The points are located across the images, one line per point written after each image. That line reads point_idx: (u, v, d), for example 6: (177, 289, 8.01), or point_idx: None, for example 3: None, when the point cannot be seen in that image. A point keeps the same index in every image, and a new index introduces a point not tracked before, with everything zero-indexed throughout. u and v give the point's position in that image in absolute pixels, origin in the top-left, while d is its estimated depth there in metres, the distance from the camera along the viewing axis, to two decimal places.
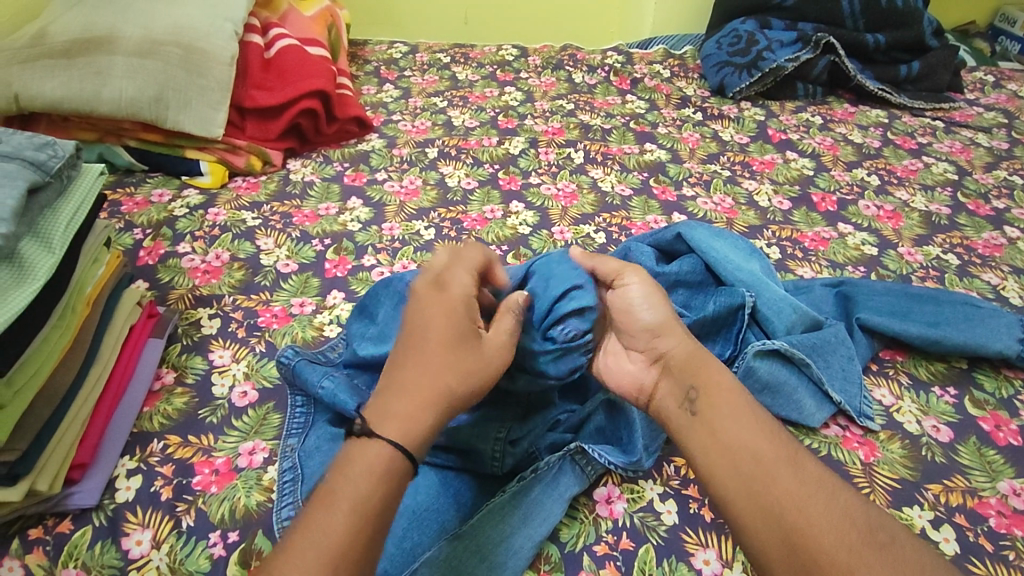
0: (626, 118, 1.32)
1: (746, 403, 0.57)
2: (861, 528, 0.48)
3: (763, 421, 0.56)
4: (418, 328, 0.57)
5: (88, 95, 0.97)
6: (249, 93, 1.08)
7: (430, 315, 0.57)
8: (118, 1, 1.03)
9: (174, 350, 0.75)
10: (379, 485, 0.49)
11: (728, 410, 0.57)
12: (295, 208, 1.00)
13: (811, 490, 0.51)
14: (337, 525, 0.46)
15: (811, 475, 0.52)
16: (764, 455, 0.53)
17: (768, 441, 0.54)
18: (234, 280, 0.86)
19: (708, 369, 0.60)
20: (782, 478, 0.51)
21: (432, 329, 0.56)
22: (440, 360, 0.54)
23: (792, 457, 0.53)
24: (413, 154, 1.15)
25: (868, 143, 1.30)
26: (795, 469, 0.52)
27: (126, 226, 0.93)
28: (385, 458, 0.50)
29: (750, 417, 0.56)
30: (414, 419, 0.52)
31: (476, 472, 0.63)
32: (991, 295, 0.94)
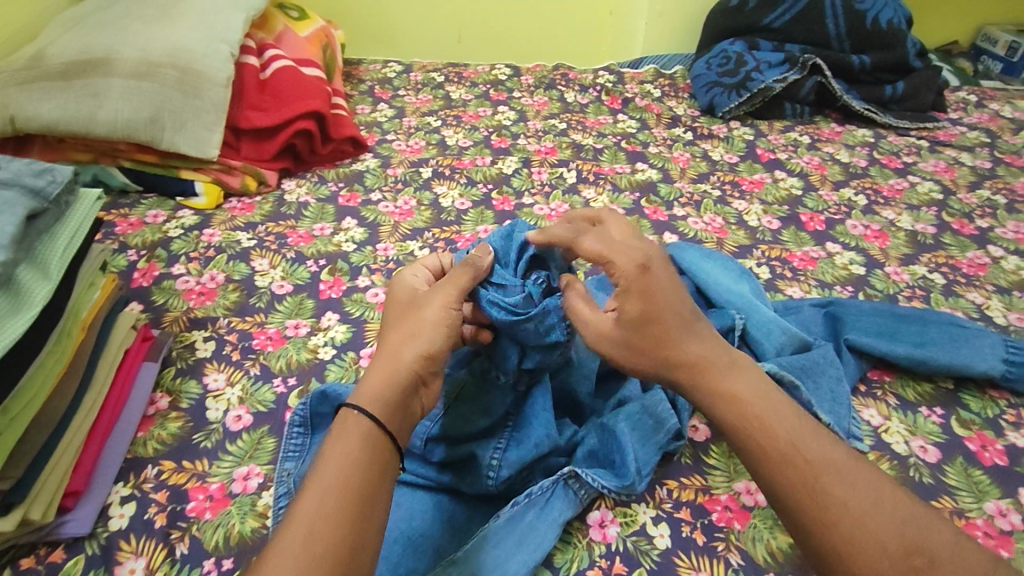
0: (618, 137, 1.34)
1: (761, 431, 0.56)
2: (894, 556, 0.48)
3: (779, 443, 0.55)
4: (384, 320, 0.64)
5: (84, 116, 0.97)
6: (245, 114, 1.08)
7: (392, 309, 0.65)
8: (116, 23, 1.04)
9: (169, 374, 0.75)
10: (341, 454, 0.52)
11: (740, 442, 0.56)
12: (290, 229, 1.00)
13: (837, 519, 0.50)
14: (312, 500, 0.49)
15: (836, 502, 0.51)
16: (784, 489, 0.53)
17: (783, 470, 0.53)
18: (229, 302, 0.86)
19: (709, 391, 0.59)
20: (805, 513, 0.51)
21: (387, 323, 0.64)
22: (397, 338, 0.60)
23: (813, 487, 0.52)
24: (407, 174, 1.16)
25: (855, 162, 1.32)
26: (818, 497, 0.51)
27: (120, 247, 0.93)
28: (345, 428, 0.54)
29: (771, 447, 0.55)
30: (381, 392, 0.56)
31: (471, 498, 0.65)
32: (976, 314, 0.96)
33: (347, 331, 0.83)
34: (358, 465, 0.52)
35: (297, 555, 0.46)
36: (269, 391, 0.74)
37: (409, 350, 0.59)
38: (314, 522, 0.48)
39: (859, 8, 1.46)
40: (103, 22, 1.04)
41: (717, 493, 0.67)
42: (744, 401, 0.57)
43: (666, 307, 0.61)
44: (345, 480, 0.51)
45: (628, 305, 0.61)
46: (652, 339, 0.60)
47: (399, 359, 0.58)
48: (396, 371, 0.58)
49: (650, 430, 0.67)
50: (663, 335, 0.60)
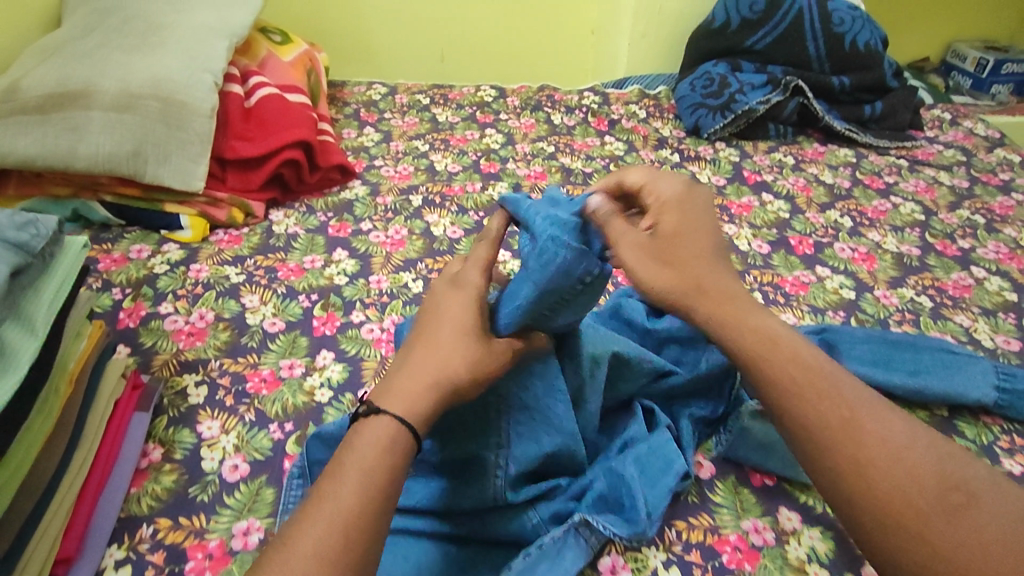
0: (606, 160, 1.35)
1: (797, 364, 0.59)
2: (933, 492, 0.52)
3: (816, 381, 0.58)
4: (429, 321, 0.63)
5: (63, 151, 0.94)
6: (230, 143, 1.06)
7: (444, 311, 0.63)
8: (95, 52, 1.01)
9: (161, 423, 0.73)
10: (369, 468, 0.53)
11: (774, 379, 0.59)
12: (280, 262, 0.98)
13: (873, 453, 0.53)
14: (349, 502, 0.50)
15: (872, 437, 0.54)
16: (818, 424, 0.56)
17: (820, 407, 0.56)
18: (220, 342, 0.84)
19: (743, 333, 0.61)
20: (841, 446, 0.54)
21: (430, 325, 0.62)
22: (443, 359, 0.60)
23: (849, 422, 0.55)
24: (398, 203, 1.14)
25: (838, 183, 1.34)
26: (854, 432, 0.55)
27: (104, 285, 0.90)
28: (398, 438, 0.55)
29: (805, 382, 0.58)
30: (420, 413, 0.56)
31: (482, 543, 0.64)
32: (964, 337, 0.98)
33: (343, 370, 0.81)
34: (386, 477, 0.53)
35: (327, 559, 0.47)
36: (266, 438, 0.72)
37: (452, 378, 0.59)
38: (347, 525, 0.49)
39: (838, 31, 1.49)
40: (81, 51, 1.01)
41: (726, 532, 0.68)
42: (782, 340, 0.60)
43: (693, 230, 0.65)
44: (387, 491, 0.52)
45: (665, 220, 0.66)
46: (680, 256, 0.64)
47: (460, 381, 0.59)
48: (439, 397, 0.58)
49: (660, 472, 0.68)
50: (696, 250, 0.65)
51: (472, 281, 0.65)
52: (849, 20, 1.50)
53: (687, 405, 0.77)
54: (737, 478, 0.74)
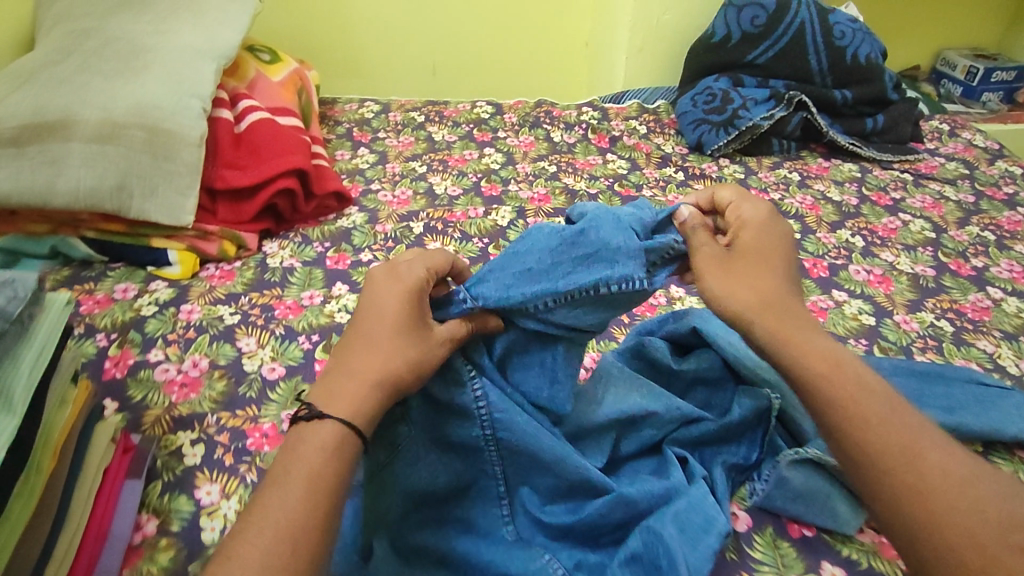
0: (610, 180, 1.31)
1: (856, 383, 0.56)
2: (997, 530, 0.48)
3: (876, 406, 0.55)
4: (362, 318, 0.60)
5: (41, 188, 0.88)
6: (220, 172, 1.00)
7: (377, 307, 0.60)
8: (73, 78, 0.94)
9: (156, 489, 0.67)
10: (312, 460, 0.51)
11: (833, 401, 0.56)
12: (276, 299, 0.92)
13: (937, 485, 0.51)
14: (296, 503, 0.49)
15: (935, 469, 0.51)
16: (878, 452, 0.53)
17: (881, 433, 0.53)
18: (216, 393, 0.78)
19: (801, 353, 0.58)
20: (904, 475, 0.51)
21: (364, 317, 0.60)
22: (371, 345, 0.58)
23: (910, 450, 0.52)
24: (398, 230, 1.09)
25: (846, 201, 1.32)
26: (918, 460, 0.52)
27: (86, 331, 0.84)
28: (342, 443, 0.53)
29: (861, 404, 0.55)
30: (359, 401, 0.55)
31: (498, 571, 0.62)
32: (989, 364, 0.95)
33: None
34: (331, 465, 0.51)
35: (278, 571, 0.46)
36: None
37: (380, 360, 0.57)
38: (295, 534, 0.48)
39: (839, 45, 1.47)
40: (57, 77, 0.94)
41: None
42: (843, 363, 0.58)
43: (772, 252, 0.65)
44: (333, 497, 0.50)
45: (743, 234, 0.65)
46: (749, 270, 0.63)
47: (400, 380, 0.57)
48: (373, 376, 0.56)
49: (699, 531, 0.63)
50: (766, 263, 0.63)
51: (412, 273, 0.62)
52: (850, 33, 1.49)
53: (719, 450, 0.73)
54: (775, 529, 0.70)
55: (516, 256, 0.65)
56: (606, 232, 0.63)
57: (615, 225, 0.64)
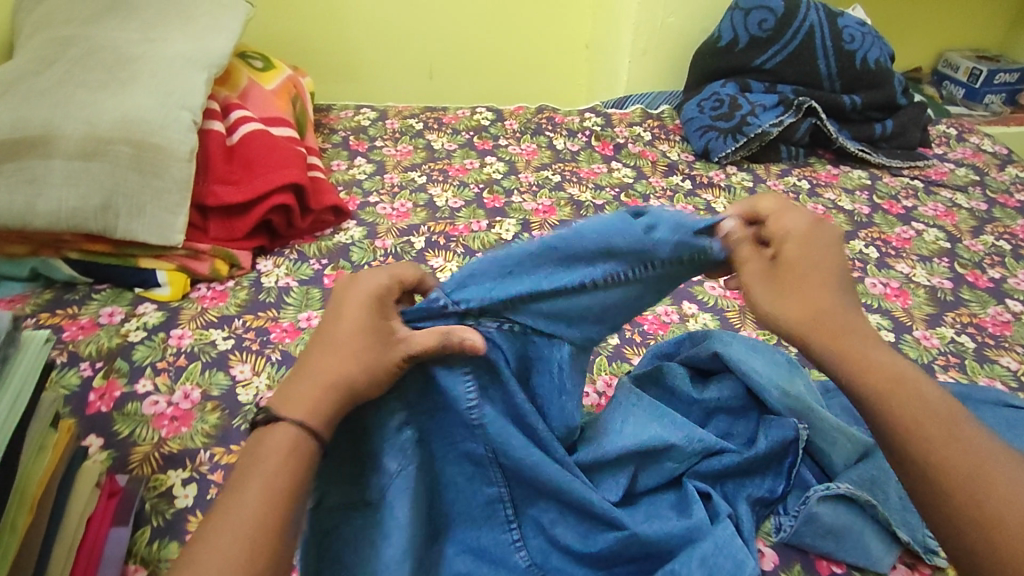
0: (616, 189, 1.27)
1: (919, 393, 0.52)
2: None
3: (942, 421, 0.50)
4: (319, 326, 0.55)
5: (20, 208, 0.83)
6: (211, 188, 0.95)
7: (336, 313, 0.55)
8: (55, 90, 0.89)
9: (143, 536, 0.62)
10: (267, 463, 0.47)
11: (895, 418, 0.51)
12: (272, 321, 0.88)
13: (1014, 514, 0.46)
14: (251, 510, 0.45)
15: (1013, 496, 0.46)
16: (945, 474, 0.48)
17: (949, 454, 0.49)
18: (209, 426, 0.73)
19: (860, 364, 0.54)
20: (976, 500, 0.47)
21: (325, 321, 0.55)
22: (324, 349, 0.53)
23: (983, 474, 0.48)
24: (398, 246, 1.05)
25: (858, 210, 1.28)
26: (989, 483, 0.47)
27: (69, 360, 0.79)
28: (296, 444, 0.49)
29: (928, 417, 0.50)
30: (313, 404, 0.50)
31: None
32: (1014, 382, 0.92)
33: None
34: (290, 465, 0.48)
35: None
36: None
37: (335, 360, 0.52)
38: (252, 534, 0.44)
39: (849, 48, 1.44)
40: (37, 89, 0.89)
41: None
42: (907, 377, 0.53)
43: (829, 271, 0.57)
44: (292, 497, 0.46)
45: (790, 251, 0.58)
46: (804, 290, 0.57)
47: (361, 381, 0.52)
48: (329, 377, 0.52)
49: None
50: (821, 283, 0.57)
51: (374, 278, 0.58)
52: (860, 37, 1.46)
53: (743, 483, 0.69)
54: (803, 567, 0.66)
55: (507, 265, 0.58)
56: (619, 250, 0.58)
57: (629, 240, 0.58)
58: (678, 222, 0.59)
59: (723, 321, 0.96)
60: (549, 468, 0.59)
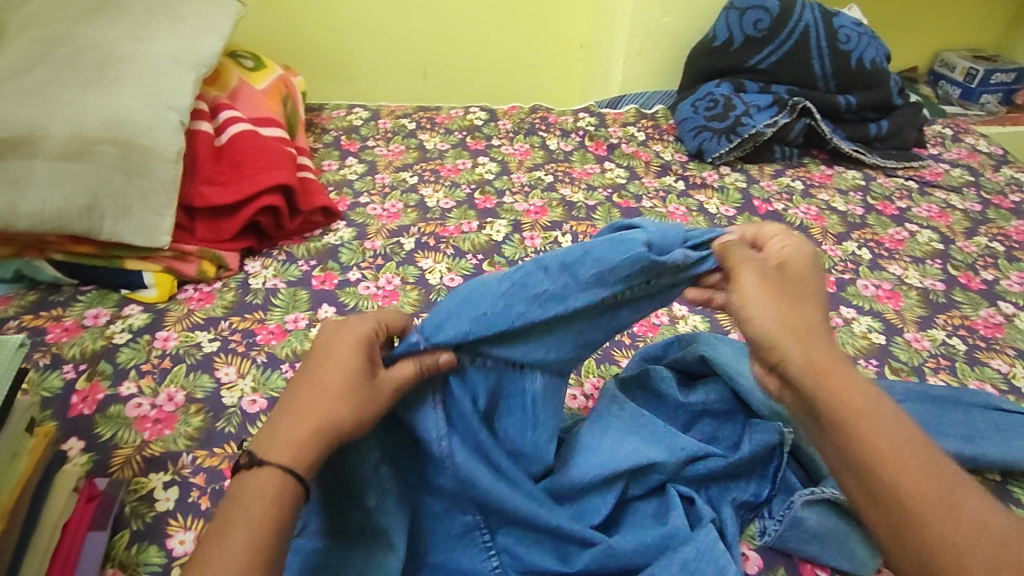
0: (608, 190, 1.26)
1: (889, 419, 0.55)
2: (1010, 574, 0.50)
3: (914, 449, 0.54)
4: (306, 368, 0.58)
5: (3, 209, 0.83)
6: (198, 189, 0.94)
7: (321, 357, 0.58)
8: (39, 90, 0.88)
9: (123, 540, 0.62)
10: (252, 508, 0.50)
11: (875, 447, 0.54)
12: (259, 323, 0.87)
13: (974, 538, 0.51)
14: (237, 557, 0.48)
15: (972, 520, 0.52)
16: (918, 503, 0.52)
17: (921, 482, 0.53)
18: (192, 429, 0.73)
19: (840, 393, 0.56)
20: (943, 527, 0.51)
21: (311, 364, 0.58)
22: (307, 393, 0.55)
23: (948, 499, 0.52)
24: (388, 247, 1.04)
25: (852, 211, 1.28)
26: (948, 507, 0.52)
27: (53, 362, 0.78)
28: (280, 489, 0.51)
29: (897, 444, 0.54)
30: (298, 449, 0.53)
31: None
32: (1004, 385, 0.92)
33: None
34: (274, 510, 0.50)
35: None
36: None
37: (319, 403, 0.55)
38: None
39: (844, 48, 1.43)
40: (22, 88, 0.88)
41: None
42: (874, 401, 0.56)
43: (815, 285, 0.61)
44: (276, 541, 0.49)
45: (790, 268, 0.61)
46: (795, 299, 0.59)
47: (345, 423, 0.54)
48: (313, 419, 0.54)
49: None
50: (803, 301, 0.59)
51: (360, 325, 0.61)
52: (855, 37, 1.45)
53: (728, 487, 0.69)
54: (787, 569, 0.66)
55: (473, 300, 0.59)
56: (606, 258, 0.58)
57: (617, 248, 0.58)
58: (666, 236, 0.61)
59: (713, 323, 0.96)
60: (517, 502, 0.59)
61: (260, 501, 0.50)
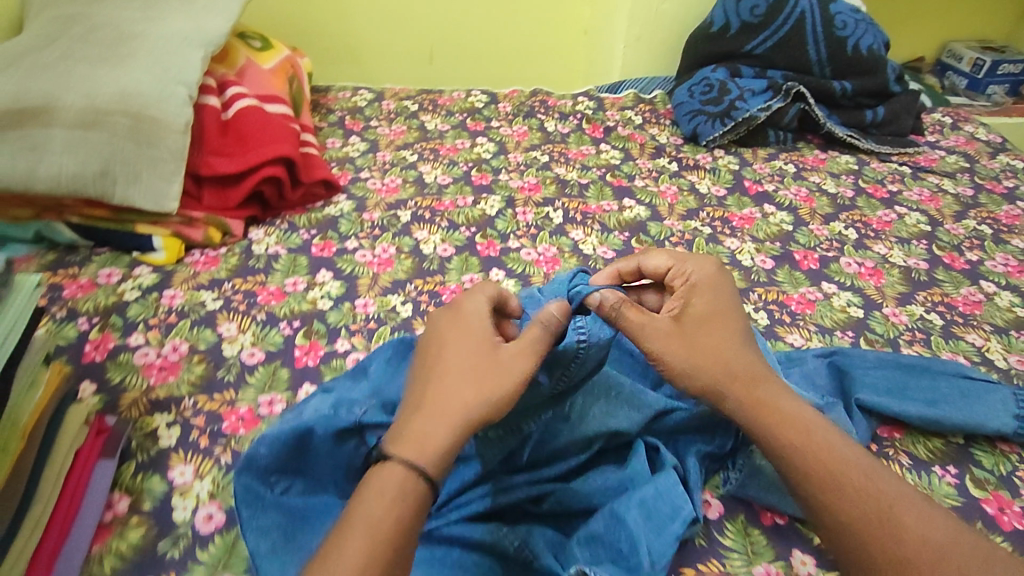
0: (602, 170, 1.30)
1: (827, 446, 0.62)
2: None
3: (853, 473, 0.60)
4: (439, 363, 0.62)
5: (23, 173, 0.89)
6: (206, 159, 1.00)
7: (446, 352, 0.63)
8: (57, 64, 0.94)
9: (128, 469, 0.68)
10: (377, 501, 0.54)
11: (813, 473, 0.60)
12: (260, 285, 0.93)
13: (910, 551, 0.55)
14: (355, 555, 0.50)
15: (912, 535, 0.56)
16: (855, 521, 0.57)
17: (857, 501, 0.58)
18: (194, 376, 0.78)
19: (781, 424, 0.63)
20: (881, 544, 0.56)
21: (439, 357, 0.63)
22: (437, 385, 0.60)
23: (886, 518, 0.57)
24: (385, 219, 1.09)
25: (842, 193, 1.30)
26: (891, 526, 0.56)
27: (69, 314, 0.84)
28: (405, 486, 0.54)
29: (835, 468, 0.60)
30: (433, 438, 0.57)
31: (461, 541, 0.62)
32: (977, 358, 0.94)
33: None
34: (399, 501, 0.54)
35: None
36: None
37: (458, 390, 0.59)
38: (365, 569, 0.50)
39: (840, 35, 1.45)
40: (40, 62, 0.94)
41: None
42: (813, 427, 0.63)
43: (722, 317, 0.69)
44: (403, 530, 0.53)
45: (693, 304, 0.70)
46: (711, 337, 0.68)
47: (478, 409, 0.58)
48: (449, 407, 0.58)
49: (665, 518, 0.62)
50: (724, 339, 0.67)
51: (476, 315, 0.65)
52: (852, 24, 1.47)
53: (694, 440, 0.73)
54: (747, 517, 0.70)
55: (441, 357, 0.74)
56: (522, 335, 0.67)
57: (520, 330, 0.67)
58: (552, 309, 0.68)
59: None
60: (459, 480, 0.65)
61: (387, 494, 0.54)
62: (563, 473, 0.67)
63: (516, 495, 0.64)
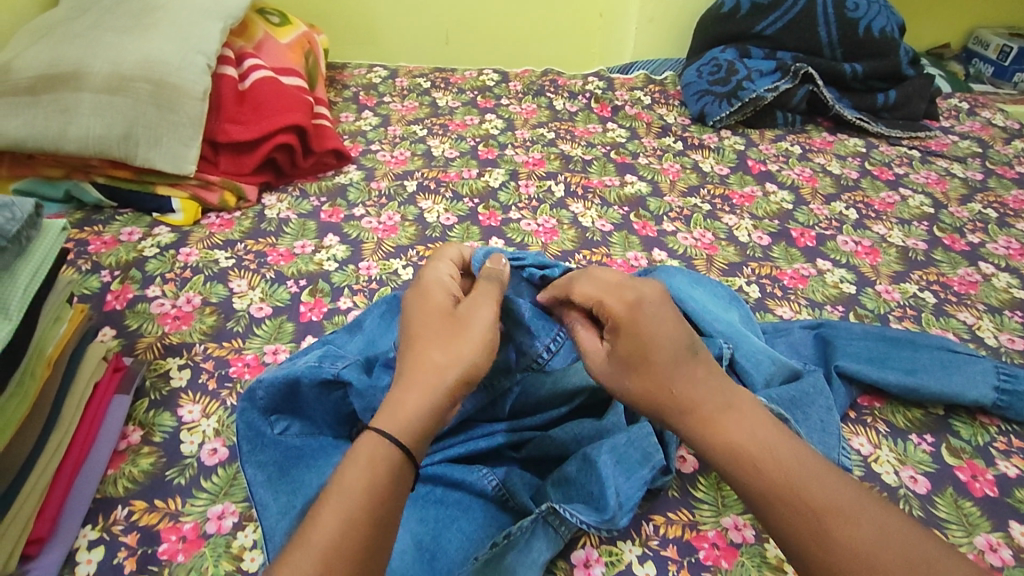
0: (607, 147, 1.32)
1: (756, 455, 0.55)
2: None
3: (784, 481, 0.54)
4: (406, 332, 0.62)
5: (54, 134, 0.95)
6: (222, 127, 1.05)
7: (414, 324, 0.63)
8: (87, 34, 1.00)
9: (142, 406, 0.74)
10: (357, 468, 0.53)
11: (744, 487, 0.55)
12: (270, 246, 0.98)
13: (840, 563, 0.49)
14: (329, 525, 0.49)
15: (841, 543, 0.50)
16: (789, 534, 0.52)
17: (785, 512, 0.53)
18: (206, 326, 0.84)
19: (708, 443, 0.57)
20: (813, 559, 0.51)
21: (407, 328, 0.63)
22: (410, 352, 0.60)
23: (819, 534, 0.51)
24: (392, 188, 1.13)
25: (846, 174, 1.31)
26: (824, 538, 0.50)
27: (93, 267, 0.90)
28: (382, 450, 0.54)
29: (765, 476, 0.54)
30: (407, 403, 0.56)
31: (442, 479, 0.66)
32: (966, 335, 0.95)
33: None
34: (378, 464, 0.53)
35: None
36: None
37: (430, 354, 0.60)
38: (338, 533, 0.49)
39: (852, 16, 1.45)
40: (72, 32, 1.01)
41: (705, 528, 0.68)
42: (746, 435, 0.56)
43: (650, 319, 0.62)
44: (382, 491, 0.52)
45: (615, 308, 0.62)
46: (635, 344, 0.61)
47: (449, 371, 0.58)
48: (423, 371, 0.58)
49: (635, 464, 0.66)
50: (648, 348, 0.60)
51: (437, 286, 0.66)
52: (865, 5, 1.46)
53: None
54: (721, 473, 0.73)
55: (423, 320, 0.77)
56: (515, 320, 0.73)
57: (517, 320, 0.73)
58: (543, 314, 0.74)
59: (688, 267, 1.03)
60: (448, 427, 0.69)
61: (365, 460, 0.53)
62: (542, 423, 0.71)
63: (497, 441, 0.68)
